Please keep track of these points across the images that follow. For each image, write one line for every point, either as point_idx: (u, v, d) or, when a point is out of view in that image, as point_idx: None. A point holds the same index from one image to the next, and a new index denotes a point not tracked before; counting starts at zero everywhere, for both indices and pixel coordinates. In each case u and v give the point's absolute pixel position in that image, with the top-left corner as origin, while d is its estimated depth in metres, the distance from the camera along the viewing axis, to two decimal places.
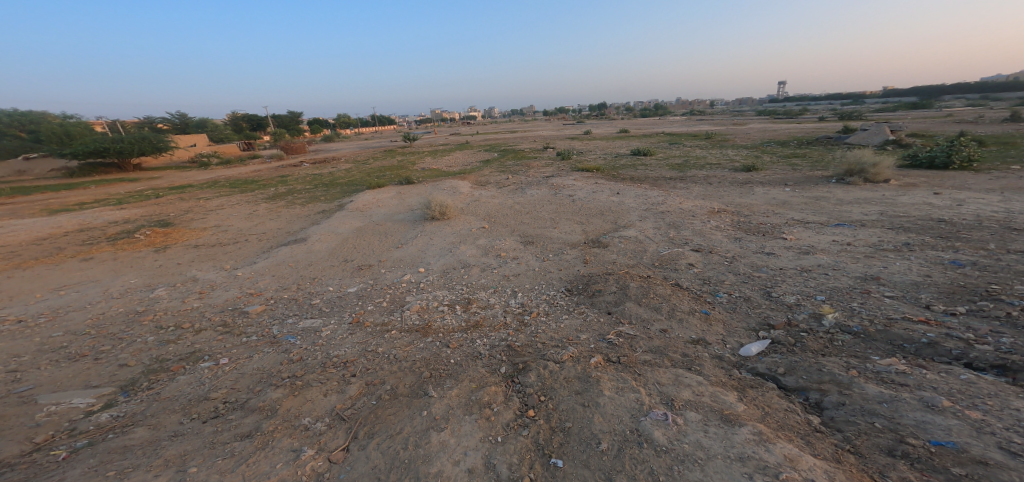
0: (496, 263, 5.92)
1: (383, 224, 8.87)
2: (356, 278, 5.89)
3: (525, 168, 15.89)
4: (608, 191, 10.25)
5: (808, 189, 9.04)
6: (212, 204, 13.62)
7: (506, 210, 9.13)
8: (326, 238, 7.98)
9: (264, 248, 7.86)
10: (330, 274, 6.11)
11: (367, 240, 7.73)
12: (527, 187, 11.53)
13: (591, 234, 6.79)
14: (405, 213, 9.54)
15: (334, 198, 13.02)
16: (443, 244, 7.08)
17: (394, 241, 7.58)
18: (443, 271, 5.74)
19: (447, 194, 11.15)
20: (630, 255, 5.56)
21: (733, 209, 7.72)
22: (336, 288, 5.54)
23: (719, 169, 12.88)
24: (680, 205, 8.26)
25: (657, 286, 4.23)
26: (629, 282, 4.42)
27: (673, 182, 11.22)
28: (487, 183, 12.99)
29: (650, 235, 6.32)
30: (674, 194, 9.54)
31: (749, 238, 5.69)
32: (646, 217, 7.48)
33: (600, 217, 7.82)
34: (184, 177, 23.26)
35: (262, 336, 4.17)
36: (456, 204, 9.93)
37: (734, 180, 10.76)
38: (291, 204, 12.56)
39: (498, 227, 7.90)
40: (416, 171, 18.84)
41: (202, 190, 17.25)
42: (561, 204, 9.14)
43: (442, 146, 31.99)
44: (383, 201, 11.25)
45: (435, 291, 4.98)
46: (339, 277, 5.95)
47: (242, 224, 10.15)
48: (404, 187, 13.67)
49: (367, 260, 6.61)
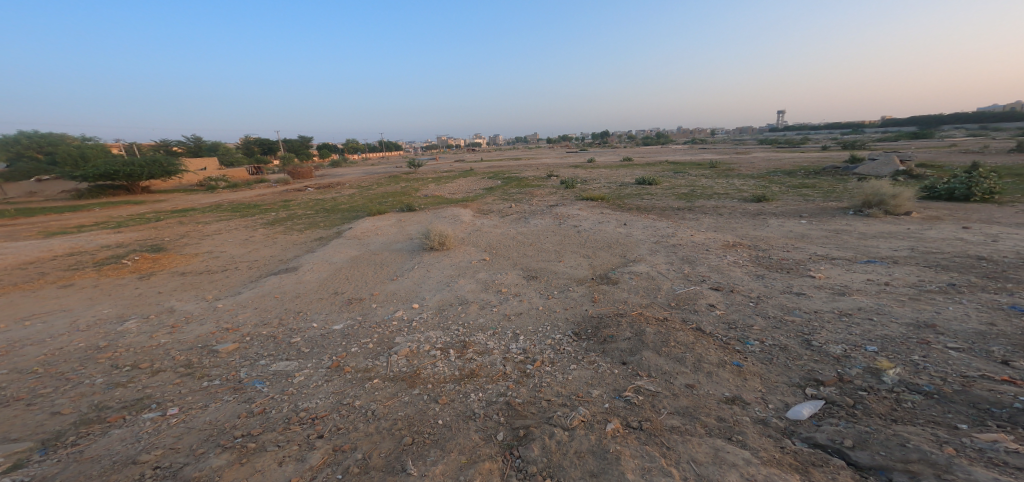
0: (496, 300, 5.46)
1: (380, 254, 8.49)
2: (344, 313, 5.44)
3: (529, 196, 15.67)
4: (614, 221, 9.89)
5: (825, 222, 8.63)
6: (210, 228, 13.41)
7: (508, 241, 8.76)
8: (319, 268, 7.59)
9: (252, 277, 7.47)
10: (317, 308, 5.66)
11: (362, 271, 7.32)
12: (531, 217, 11.22)
13: (598, 269, 6.36)
14: (404, 242, 9.19)
15: (333, 225, 12.75)
16: (440, 277, 6.67)
17: (389, 273, 7.17)
18: (438, 308, 5.28)
19: (448, 223, 10.85)
20: (643, 293, 5.08)
21: (748, 242, 7.31)
22: (320, 325, 5.07)
23: (728, 200, 12.56)
24: (692, 237, 7.85)
25: (677, 331, 3.73)
26: (644, 326, 3.93)
27: (682, 213, 10.87)
28: (489, 211, 12.72)
29: (663, 271, 5.88)
30: (683, 225, 9.15)
31: (772, 275, 5.23)
32: (657, 251, 7.06)
33: (607, 250, 7.41)
34: (188, 201, 23.30)
35: (225, 381, 3.68)
36: (457, 233, 9.59)
37: (745, 211, 10.39)
38: (289, 230, 12.29)
39: (500, 259, 7.50)
40: (419, 198, 18.70)
41: (203, 215, 17.15)
42: (566, 236, 8.77)
43: (447, 174, 32.26)
44: (382, 230, 10.93)
45: (427, 332, 4.50)
46: (326, 312, 5.50)
47: (235, 250, 9.82)
48: (405, 215, 13.42)
49: (358, 293, 6.18)
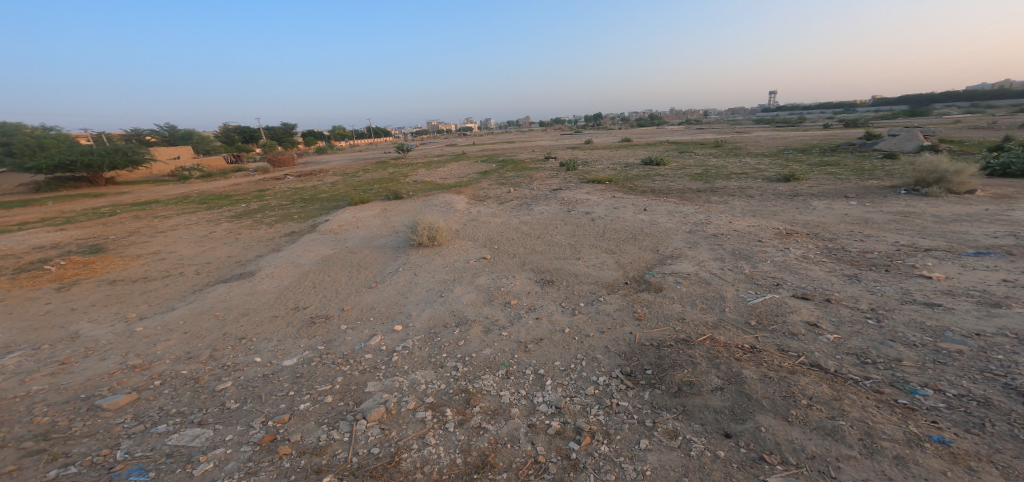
0: (505, 319, 4.18)
1: (358, 253, 7.05)
2: (303, 338, 4.05)
3: (527, 180, 14.18)
4: (632, 207, 8.57)
5: (881, 204, 7.41)
6: (167, 223, 11.76)
7: (511, 233, 7.40)
8: (280, 272, 6.13)
9: (198, 284, 6.04)
10: (268, 331, 4.24)
11: (332, 277, 5.88)
12: (534, 203, 9.82)
13: (631, 269, 5.06)
14: (388, 237, 7.80)
15: (308, 217, 11.19)
16: (432, 286, 5.32)
17: (368, 278, 5.77)
18: (430, 333, 4.04)
19: (440, 212, 9.45)
20: (703, 305, 3.78)
21: (805, 229, 6.04)
22: (266, 357, 3.71)
23: (751, 180, 11.28)
24: (732, 224, 6.55)
25: (795, 376, 2.51)
26: (739, 367, 2.70)
27: (705, 195, 9.59)
28: (485, 197, 11.31)
29: (716, 269, 4.59)
30: (714, 210, 7.87)
31: (870, 275, 3.98)
32: (696, 242, 5.78)
33: (633, 244, 6.09)
34: (153, 193, 21.30)
35: (86, 468, 2.32)
36: (449, 224, 8.23)
37: (777, 192, 9.13)
38: (257, 224, 10.77)
39: (504, 258, 6.14)
40: (406, 185, 17.08)
41: (165, 207, 15.40)
42: (579, 226, 7.41)
43: (437, 158, 30.57)
44: (363, 222, 9.43)
45: (415, 375, 3.31)
46: (279, 337, 4.12)
47: (187, 250, 8.28)
48: (390, 203, 11.97)
49: (325, 307, 4.81)
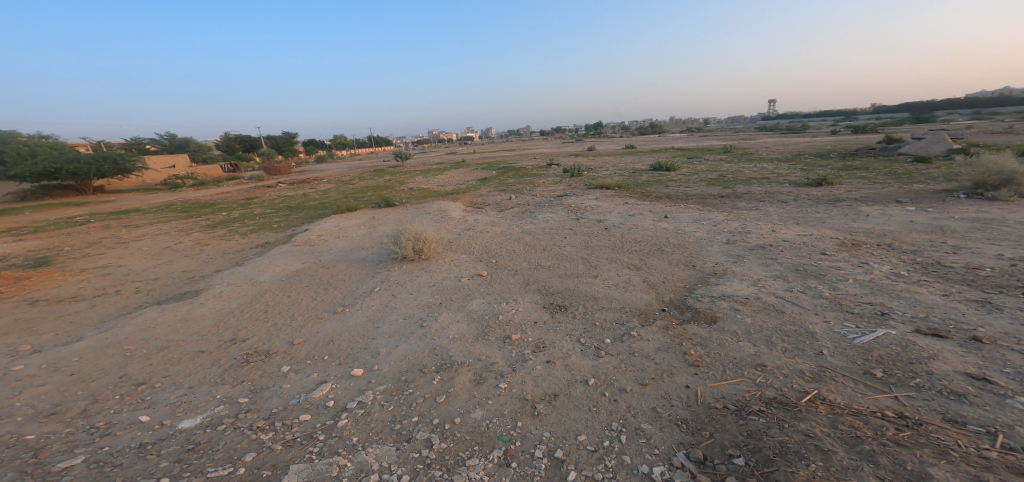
0: (505, 367, 3.15)
1: (331, 268, 5.99)
2: (222, 386, 2.99)
3: (529, 186, 13.17)
4: (650, 214, 7.52)
5: (946, 210, 6.36)
6: (134, 233, 10.73)
7: (512, 244, 6.33)
8: (230, 291, 5.07)
9: (130, 306, 4.96)
10: (179, 374, 3.19)
11: (290, 297, 4.81)
12: (538, 210, 8.76)
13: (666, 290, 3.99)
14: (369, 248, 6.75)
15: (289, 226, 10.17)
16: (412, 313, 4.26)
17: (335, 299, 4.70)
18: (399, 382, 3.04)
19: (432, 220, 8.42)
20: (786, 345, 2.72)
21: (871, 239, 4.99)
22: (158, 416, 2.63)
23: (777, 185, 10.24)
24: (777, 233, 5.48)
25: None
26: (916, 462, 1.66)
27: (730, 201, 8.53)
28: (484, 204, 10.29)
29: (782, 291, 3.52)
30: (747, 216, 6.81)
31: (1007, 301, 2.95)
32: (740, 254, 4.71)
33: (661, 257, 5.02)
34: (137, 201, 20.35)
35: None
36: (441, 234, 7.20)
37: (813, 198, 8.08)
38: (230, 233, 9.72)
39: (503, 275, 5.07)
40: (401, 192, 16.11)
41: (141, 216, 14.39)
42: (592, 236, 6.33)
43: (437, 166, 29.73)
44: (346, 231, 8.39)
45: (362, 458, 2.21)
46: (191, 383, 3.04)
47: (140, 264, 7.23)
48: (380, 211, 10.95)
49: (270, 340, 3.73)
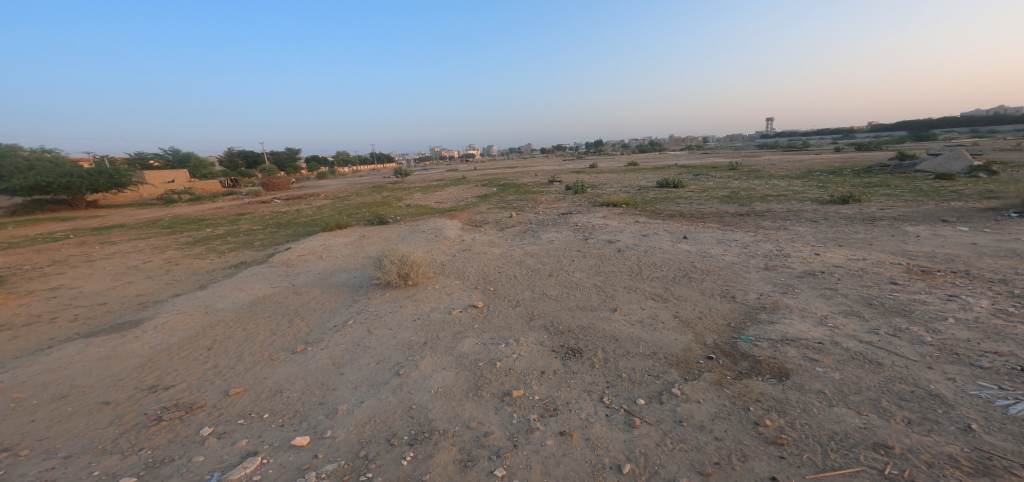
0: (503, 439, 2.33)
1: (303, 293, 5.21)
2: (108, 457, 2.21)
3: (531, 203, 12.50)
4: (666, 233, 6.79)
5: (1004, 229, 5.63)
6: (106, 251, 9.99)
7: (513, 268, 5.57)
8: (176, 321, 4.29)
9: (53, 338, 4.17)
10: (62, 437, 2.41)
11: (244, 329, 4.04)
12: (541, 229, 8.02)
13: (707, 330, 3.20)
14: (350, 271, 5.99)
15: (272, 243, 9.43)
16: (388, 356, 3.48)
17: (297, 333, 3.93)
18: (356, 459, 2.23)
19: (425, 239, 7.70)
20: (909, 415, 1.94)
21: (936, 264, 4.24)
22: None
23: (797, 202, 9.53)
24: (822, 258, 4.71)
25: None
26: None
27: (751, 219, 7.81)
28: (483, 222, 9.59)
29: (861, 334, 2.75)
30: (776, 236, 6.07)
31: None
32: (785, 282, 3.94)
33: (689, 284, 4.25)
34: (126, 217, 19.69)
35: None
36: (433, 255, 6.45)
37: (844, 216, 7.35)
38: (207, 252, 8.98)
39: (502, 307, 4.29)
40: (397, 208, 15.47)
41: (122, 232, 13.66)
42: (604, 259, 5.57)
43: (437, 182, 29.29)
44: (330, 251, 7.64)
45: None
46: (67, 453, 2.26)
47: (94, 286, 6.46)
48: (372, 228, 10.25)
49: (197, 390, 2.95)
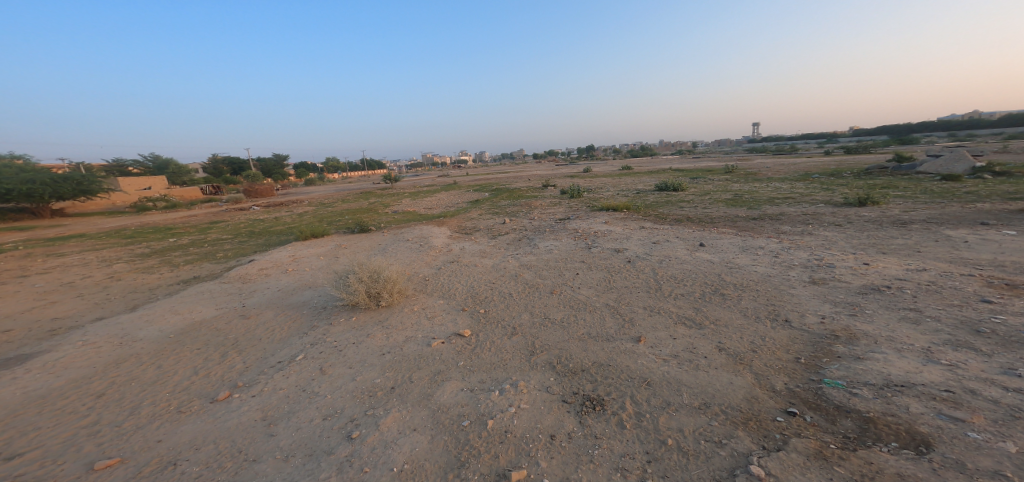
0: None
1: (251, 316, 4.35)
2: None
3: (525, 209, 11.72)
4: (678, 240, 6.04)
5: None
6: (48, 264, 8.91)
7: (508, 283, 4.75)
8: (75, 357, 3.49)
9: None
10: None
11: (158, 368, 3.26)
12: (538, 236, 7.23)
13: (770, 369, 2.41)
14: (314, 287, 5.12)
15: (237, 254, 8.47)
16: (343, 409, 2.63)
17: (225, 372, 3.16)
18: None
19: (407, 249, 6.85)
20: None
21: (1017, 276, 3.54)
22: None
23: (810, 204, 8.90)
24: (875, 267, 3.99)
25: None
26: None
27: (768, 223, 7.13)
28: (474, 229, 8.77)
29: (1001, 377, 1.98)
30: (806, 242, 5.35)
31: None
32: (847, 301, 3.19)
33: (725, 303, 3.48)
34: (90, 226, 18.38)
35: None
36: (414, 268, 5.61)
37: (869, 219, 6.71)
38: (161, 265, 7.98)
39: (496, 338, 3.47)
40: (383, 215, 14.55)
41: (77, 243, 12.48)
42: (613, 272, 4.78)
43: (427, 188, 28.40)
44: (297, 263, 6.75)
45: None
46: None
47: (8, 308, 5.46)
48: (351, 236, 9.36)
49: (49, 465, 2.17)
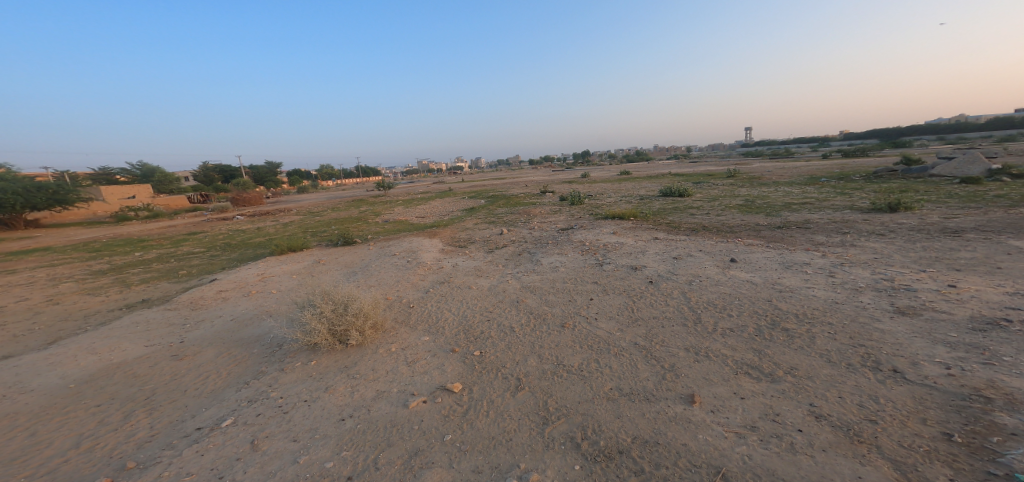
0: None
1: (183, 357, 3.48)
2: None
3: (524, 217, 10.92)
4: (704, 254, 5.25)
5: None
6: None
7: (509, 313, 3.92)
8: None
9: None
10: None
11: (26, 439, 2.46)
12: (540, 250, 6.41)
13: (915, 457, 1.62)
14: (272, 316, 4.25)
15: (202, 271, 7.56)
16: None
17: (116, 445, 2.35)
18: None
19: (391, 266, 6.00)
20: None
21: None
22: None
23: (834, 211, 8.19)
24: (965, 290, 3.23)
25: None
26: None
27: (798, 232, 6.37)
28: (468, 241, 7.94)
29: None
30: (857, 256, 4.58)
31: None
32: (966, 340, 2.40)
33: (793, 343, 2.68)
34: (59, 238, 17.24)
35: None
36: (397, 292, 4.76)
37: (912, 227, 5.98)
38: (112, 285, 7.04)
39: (497, 396, 2.63)
40: (372, 225, 13.68)
41: (35, 258, 11.44)
42: (636, 297, 3.97)
43: (421, 195, 27.57)
44: (264, 283, 5.87)
45: None
46: None
47: None
48: (332, 250, 8.49)
49: None
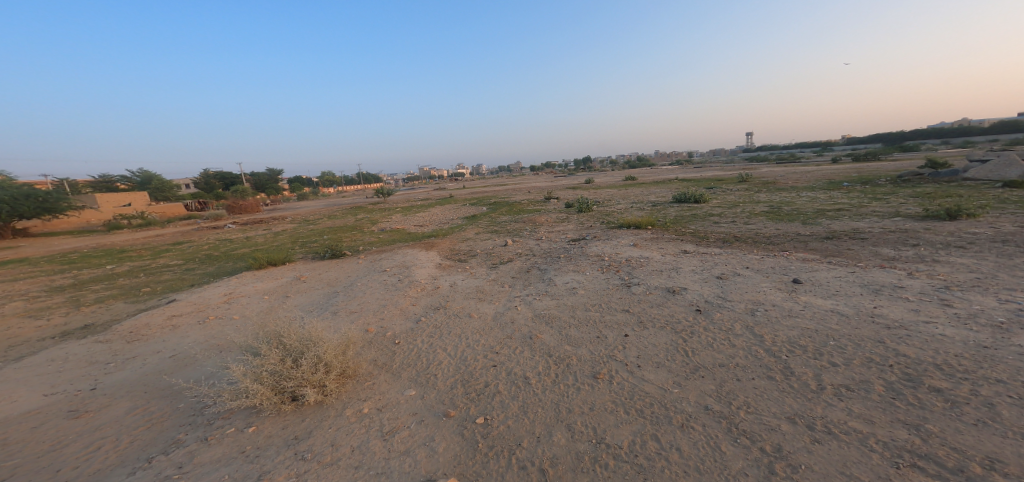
0: None
1: (82, 416, 2.58)
2: None
3: (530, 226, 10.04)
4: (754, 272, 4.34)
5: None
6: None
7: (523, 354, 3.02)
8: None
9: None
10: None
11: None
12: (553, 265, 5.52)
13: None
14: (219, 355, 3.35)
15: (169, 288, 6.67)
16: None
17: None
18: None
19: (378, 286, 5.11)
20: None
21: None
22: None
23: (881, 218, 7.27)
24: None
25: None
26: None
27: (854, 243, 5.46)
28: (469, 253, 7.05)
29: None
30: (953, 275, 3.68)
31: None
32: None
33: (962, 417, 1.78)
34: (40, 248, 16.36)
35: None
36: (380, 322, 3.85)
37: (993, 238, 5.08)
38: (63, 305, 6.15)
39: None
40: (367, 234, 12.82)
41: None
42: (686, 333, 3.07)
43: (421, 202, 26.76)
44: (228, 304, 4.98)
45: None
46: None
47: None
48: (317, 264, 7.61)
49: None
